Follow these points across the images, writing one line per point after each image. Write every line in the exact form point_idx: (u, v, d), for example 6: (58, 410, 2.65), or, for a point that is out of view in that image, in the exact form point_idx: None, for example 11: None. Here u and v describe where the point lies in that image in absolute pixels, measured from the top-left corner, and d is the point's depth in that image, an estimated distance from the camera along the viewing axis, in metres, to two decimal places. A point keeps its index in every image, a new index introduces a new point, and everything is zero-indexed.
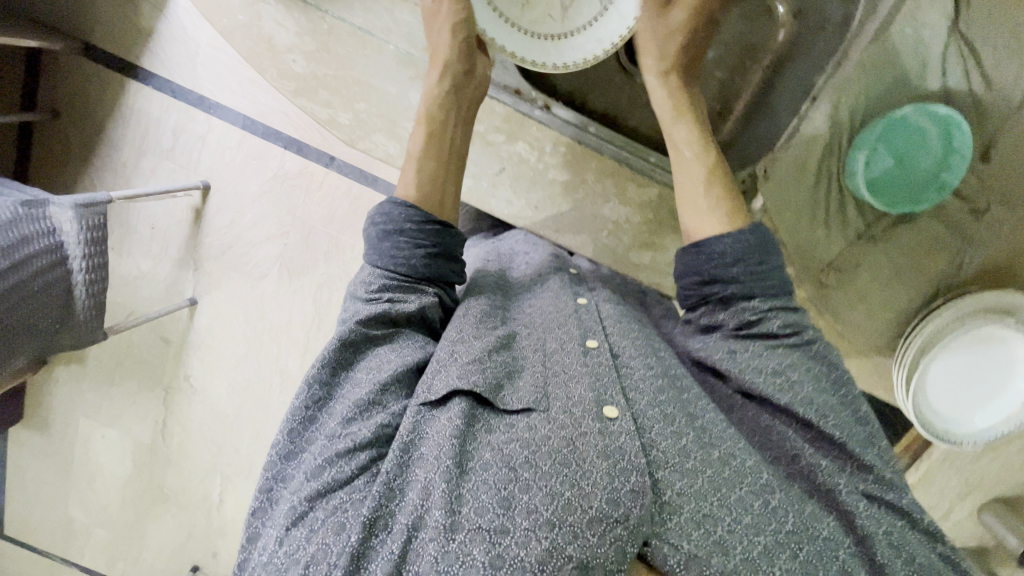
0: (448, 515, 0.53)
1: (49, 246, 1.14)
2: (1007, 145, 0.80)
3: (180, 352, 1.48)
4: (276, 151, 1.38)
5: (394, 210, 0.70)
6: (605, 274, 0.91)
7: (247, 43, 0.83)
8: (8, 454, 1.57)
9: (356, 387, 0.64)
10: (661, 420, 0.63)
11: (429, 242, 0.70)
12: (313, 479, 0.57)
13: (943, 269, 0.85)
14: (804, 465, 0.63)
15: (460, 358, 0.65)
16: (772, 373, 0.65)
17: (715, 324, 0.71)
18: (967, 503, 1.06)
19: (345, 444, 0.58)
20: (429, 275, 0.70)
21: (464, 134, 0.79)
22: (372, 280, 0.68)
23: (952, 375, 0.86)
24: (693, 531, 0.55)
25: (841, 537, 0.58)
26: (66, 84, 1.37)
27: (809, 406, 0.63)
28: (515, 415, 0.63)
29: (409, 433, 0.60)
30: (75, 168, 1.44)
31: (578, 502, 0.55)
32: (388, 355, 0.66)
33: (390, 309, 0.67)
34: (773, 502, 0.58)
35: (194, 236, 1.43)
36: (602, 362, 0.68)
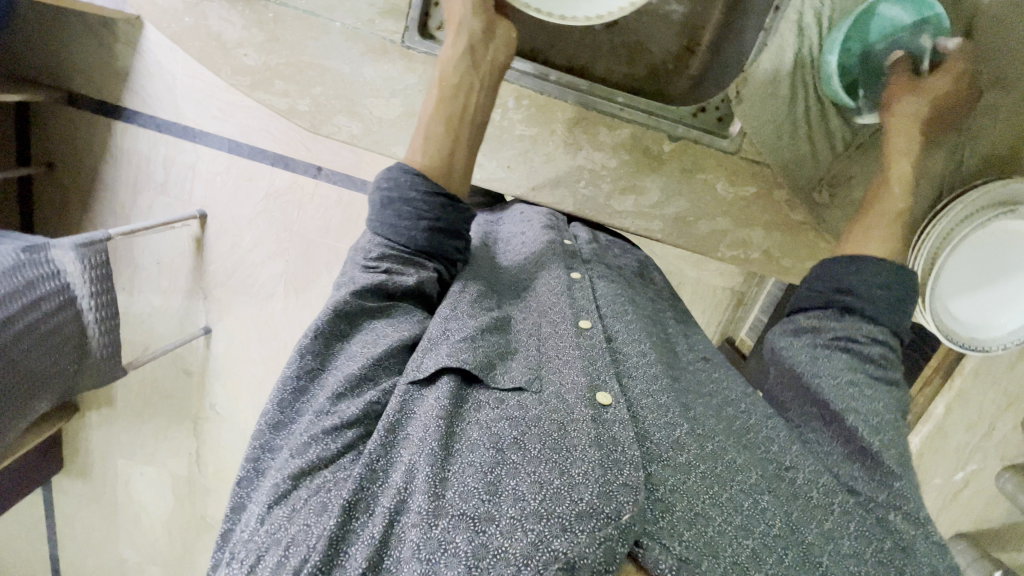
0: (431, 499, 0.48)
1: (56, 290, 1.08)
2: (988, 22, 0.75)
3: (203, 381, 1.45)
4: (265, 169, 1.30)
5: (402, 175, 0.67)
6: (600, 245, 0.86)
7: (198, 44, 0.84)
8: (57, 501, 1.58)
9: (349, 360, 0.59)
10: (656, 411, 0.59)
11: (433, 215, 0.67)
12: (298, 456, 0.51)
13: (944, 167, 0.80)
14: (798, 477, 0.57)
15: (453, 336, 0.61)
16: (847, 385, 0.63)
17: (816, 328, 0.69)
18: (1011, 417, 1.00)
19: (332, 421, 0.54)
20: (430, 249, 0.67)
21: (483, 98, 0.73)
22: (372, 249, 0.66)
23: (978, 273, 0.79)
24: (683, 532, 0.49)
25: (828, 543, 0.52)
26: (54, 134, 1.33)
27: (867, 418, 0.61)
28: (505, 393, 0.58)
29: (397, 413, 0.55)
30: (77, 216, 1.39)
31: (567, 492, 0.49)
32: (381, 330, 0.63)
33: (389, 282, 0.63)
34: (763, 502, 0.53)
35: (197, 266, 1.38)
36: (595, 344, 0.64)
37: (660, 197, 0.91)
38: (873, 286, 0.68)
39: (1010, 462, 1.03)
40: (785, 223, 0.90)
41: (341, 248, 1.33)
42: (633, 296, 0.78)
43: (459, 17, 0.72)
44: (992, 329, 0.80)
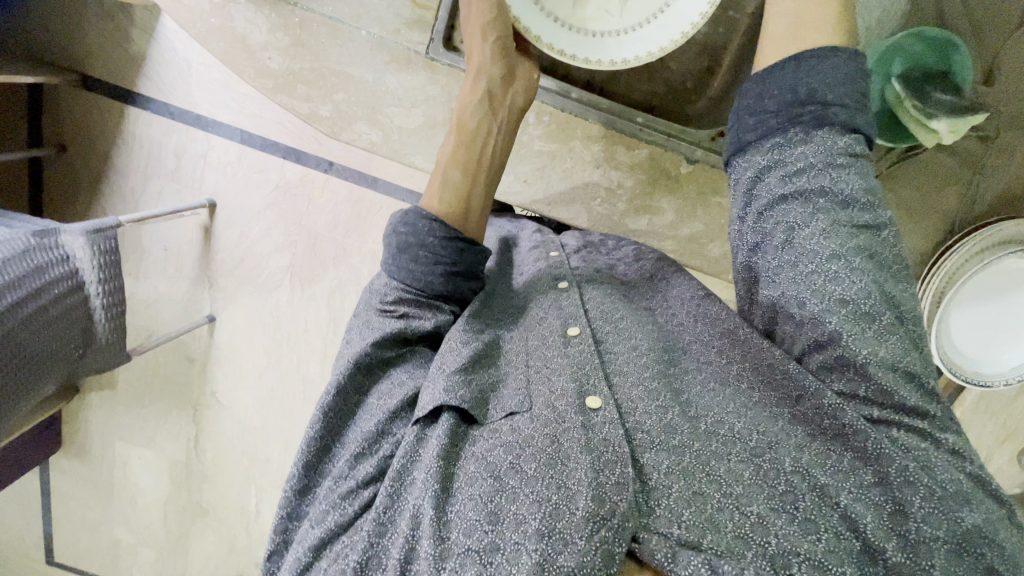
0: (436, 544, 0.50)
1: (65, 274, 1.08)
2: (1010, 63, 0.74)
3: (205, 370, 1.46)
4: (277, 162, 1.30)
5: (419, 222, 0.68)
6: (591, 245, 0.84)
7: (222, 45, 0.84)
8: (54, 480, 1.59)
9: (367, 416, 0.62)
10: (648, 398, 0.60)
11: (450, 259, 0.68)
12: (317, 525, 0.55)
13: (955, 204, 0.81)
14: (808, 410, 0.56)
15: (446, 369, 0.61)
16: (825, 255, 0.55)
17: (781, 163, 0.59)
18: (1008, 450, 1.00)
19: (348, 484, 0.57)
20: (447, 292, 0.69)
21: (501, 142, 0.75)
22: (389, 291, 0.68)
23: (983, 306, 0.80)
24: (683, 512, 0.51)
25: (844, 481, 0.51)
26: (67, 116, 1.32)
27: (850, 307, 0.53)
28: (498, 422, 0.59)
29: (403, 459, 0.57)
30: (86, 200, 1.39)
31: (565, 506, 0.50)
32: (396, 378, 0.65)
33: (405, 328, 0.65)
34: (764, 465, 0.53)
35: (205, 256, 1.38)
36: (584, 349, 0.64)
37: (675, 219, 0.92)
38: (830, 110, 0.57)
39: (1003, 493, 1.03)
40: None
41: (347, 245, 1.32)
42: (624, 291, 0.76)
43: (480, 62, 0.73)
44: (994, 363, 0.80)
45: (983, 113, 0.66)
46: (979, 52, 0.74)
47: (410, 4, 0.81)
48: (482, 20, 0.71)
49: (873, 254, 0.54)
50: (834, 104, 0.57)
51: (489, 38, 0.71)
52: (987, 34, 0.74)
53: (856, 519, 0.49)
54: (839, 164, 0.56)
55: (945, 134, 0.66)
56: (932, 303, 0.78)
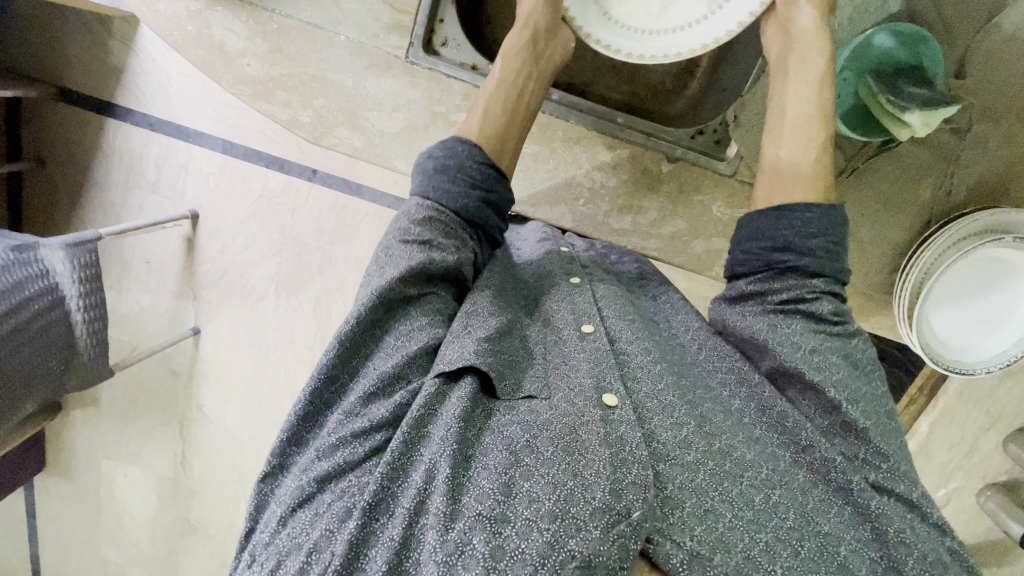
0: (448, 502, 0.49)
1: (44, 290, 1.06)
2: (980, 54, 0.75)
3: (191, 382, 1.44)
4: (259, 171, 1.28)
5: (458, 147, 0.68)
6: (598, 254, 0.83)
7: (201, 53, 0.83)
8: (39, 500, 1.56)
9: (384, 356, 0.60)
10: (662, 412, 0.60)
11: (481, 189, 0.66)
12: (325, 459, 0.54)
13: (932, 195, 0.81)
14: (814, 458, 0.59)
15: (474, 335, 0.59)
16: (811, 353, 0.61)
17: (762, 292, 0.66)
18: (992, 437, 1.00)
19: (361, 423, 0.55)
20: (472, 224, 0.66)
21: (537, 91, 0.76)
22: (418, 213, 0.65)
23: (960, 297, 0.81)
24: (694, 528, 0.51)
25: (846, 533, 0.54)
26: (45, 129, 1.31)
27: (841, 390, 0.59)
28: (516, 402, 0.58)
29: (421, 408, 0.55)
30: (65, 213, 1.37)
31: (580, 493, 0.50)
32: (417, 321, 0.62)
33: (429, 262, 0.62)
34: (774, 497, 0.55)
35: (189, 267, 1.36)
36: (599, 346, 0.64)
37: (658, 217, 0.91)
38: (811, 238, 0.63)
39: (991, 481, 1.02)
40: None
41: (333, 252, 1.30)
42: (632, 298, 0.77)
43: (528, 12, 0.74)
44: (975, 352, 0.81)
45: (957, 105, 0.64)
46: (948, 45, 0.75)
47: (388, 9, 0.82)
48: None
49: (848, 354, 0.62)
50: (812, 221, 0.64)
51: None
52: (952, 29, 0.75)
53: (852, 569, 0.52)
54: (814, 289, 0.63)
55: (917, 126, 0.65)
56: (911, 296, 0.78)
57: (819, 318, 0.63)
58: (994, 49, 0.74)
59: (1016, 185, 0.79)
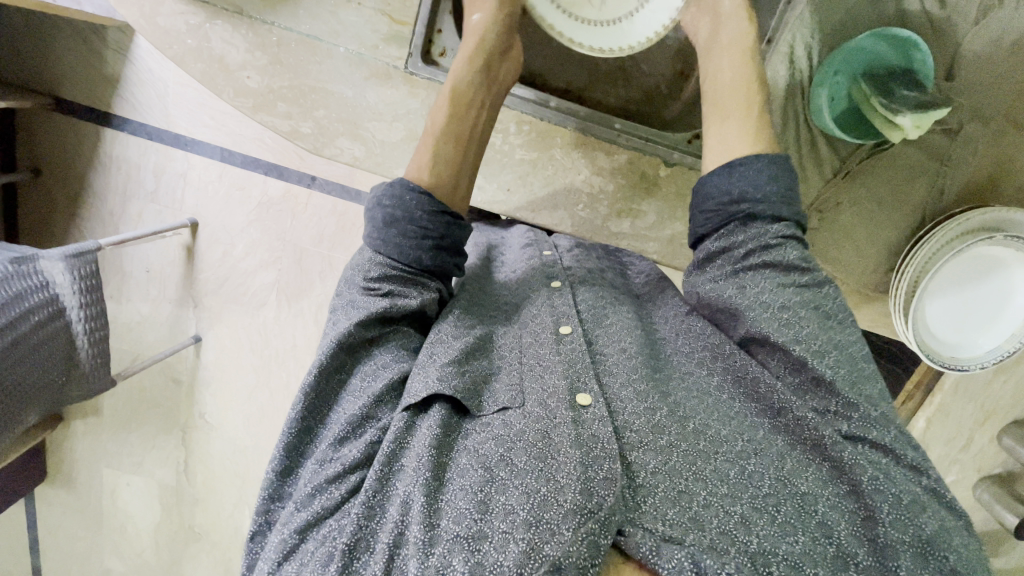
0: (426, 528, 0.48)
1: (44, 302, 1.06)
2: (972, 57, 0.75)
3: (192, 390, 1.44)
4: (258, 178, 1.28)
5: (407, 195, 0.66)
6: (583, 251, 0.83)
7: (200, 66, 0.82)
8: (42, 511, 1.56)
9: (352, 398, 0.61)
10: (635, 399, 0.59)
11: (437, 232, 0.66)
12: (302, 509, 0.53)
13: (924, 196, 0.81)
14: (790, 421, 0.57)
15: (438, 361, 0.60)
16: (779, 309, 0.58)
17: (728, 249, 0.63)
18: (987, 430, 1.02)
19: (334, 468, 0.55)
20: (433, 268, 0.67)
21: (485, 120, 0.75)
22: (373, 267, 0.65)
23: (955, 292, 0.82)
24: (667, 510, 0.50)
25: (823, 490, 0.52)
26: (43, 141, 1.31)
27: (809, 345, 0.56)
28: (491, 415, 0.58)
29: (392, 444, 0.55)
30: (63, 224, 1.37)
31: (553, 497, 0.50)
32: (380, 359, 0.63)
33: (389, 307, 0.63)
34: (749, 467, 0.54)
35: (188, 275, 1.36)
36: (575, 348, 0.63)
37: (656, 220, 0.92)
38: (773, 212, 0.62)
39: (987, 473, 1.04)
40: None
41: (333, 258, 1.31)
42: (618, 297, 0.75)
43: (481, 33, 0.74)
44: (968, 348, 0.82)
45: (947, 107, 0.65)
46: (941, 48, 0.75)
47: (387, 19, 0.82)
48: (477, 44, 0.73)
49: (819, 305, 0.59)
50: (762, 177, 0.62)
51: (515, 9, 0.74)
52: (948, 31, 0.74)
53: (831, 527, 0.50)
54: (776, 234, 0.61)
55: (909, 128, 0.65)
56: (907, 289, 0.79)
57: (785, 270, 0.60)
58: (984, 51, 0.75)
59: (1008, 184, 0.79)
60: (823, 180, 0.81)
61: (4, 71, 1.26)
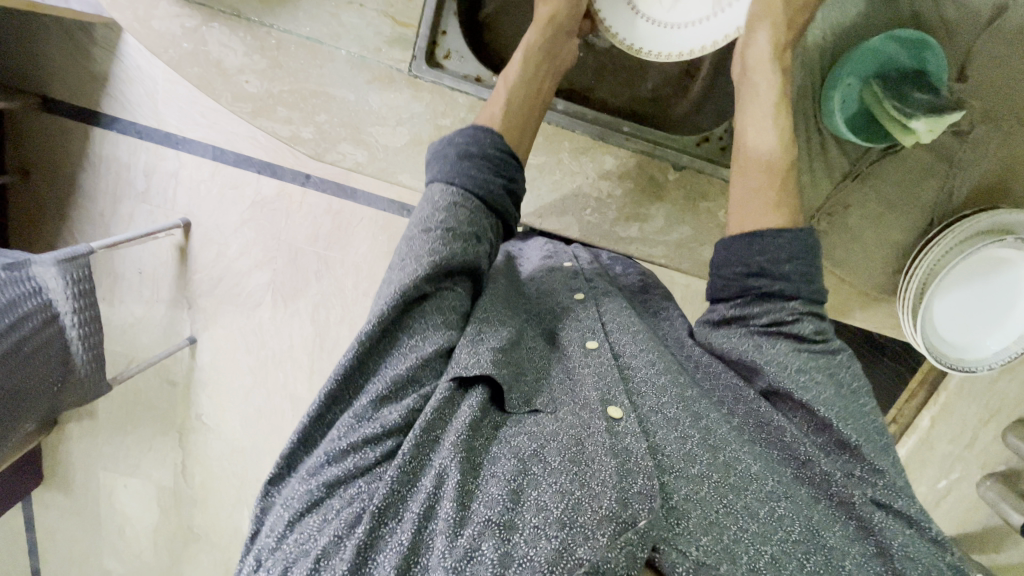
0: (458, 508, 0.48)
1: (38, 308, 1.03)
2: (984, 57, 0.74)
3: (189, 393, 1.42)
4: (251, 177, 1.26)
5: (480, 134, 0.67)
6: (601, 265, 0.81)
7: (196, 71, 0.79)
8: (37, 514, 1.54)
9: (397, 358, 0.58)
10: (667, 426, 0.57)
11: (505, 174, 0.67)
12: (335, 464, 0.52)
13: (934, 197, 0.80)
14: (814, 473, 0.57)
15: (487, 345, 0.58)
16: (797, 372, 0.58)
17: (744, 317, 0.63)
18: (991, 430, 1.02)
19: (372, 429, 0.53)
20: (495, 209, 0.66)
21: (552, 84, 0.76)
22: (442, 198, 0.63)
23: (960, 296, 0.82)
24: (701, 538, 0.49)
25: (849, 546, 0.52)
26: (30, 140, 1.27)
27: (833, 408, 0.56)
28: (521, 416, 0.57)
29: (433, 413, 0.54)
30: (53, 226, 1.33)
31: (587, 502, 0.49)
32: (430, 321, 0.59)
33: (455, 254, 0.60)
34: (779, 509, 0.52)
35: (182, 276, 1.34)
36: (604, 362, 0.61)
37: (664, 224, 0.90)
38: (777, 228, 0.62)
39: (989, 470, 1.05)
40: None
41: (329, 257, 1.29)
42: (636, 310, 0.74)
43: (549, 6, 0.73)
44: (976, 350, 0.82)
45: (961, 112, 0.65)
46: (952, 48, 0.74)
47: (390, 22, 0.80)
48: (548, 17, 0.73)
49: (835, 374, 0.59)
50: (784, 254, 0.61)
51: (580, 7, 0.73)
52: (960, 31, 0.74)
53: None
54: (794, 310, 0.60)
55: (923, 133, 0.65)
56: (914, 299, 0.79)
57: (801, 339, 0.60)
58: (996, 53, 0.74)
59: (1016, 186, 0.79)
60: (829, 184, 0.80)
61: None
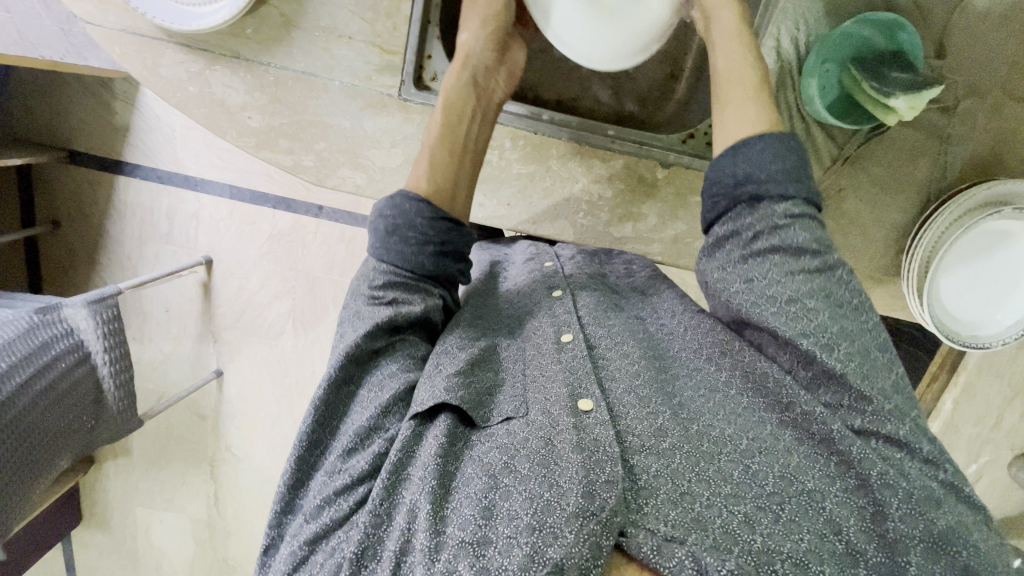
0: (431, 536, 0.48)
1: (70, 349, 1.07)
2: (962, 32, 0.75)
3: (217, 425, 1.46)
4: (267, 212, 1.31)
5: (407, 204, 0.67)
6: (586, 258, 0.81)
7: (203, 111, 0.85)
8: (79, 553, 1.59)
9: (360, 409, 0.60)
10: (638, 405, 0.57)
11: (438, 240, 0.67)
12: (313, 521, 0.53)
13: (927, 174, 0.80)
14: (796, 415, 0.55)
15: (445, 370, 0.60)
16: (786, 301, 0.56)
17: (736, 232, 0.61)
18: (1017, 407, 1.00)
19: (343, 480, 0.54)
20: (437, 273, 0.67)
21: (479, 129, 0.78)
22: (377, 275, 0.66)
23: (970, 270, 0.80)
24: (669, 512, 0.48)
25: (830, 485, 0.50)
26: (60, 193, 1.35)
27: (818, 337, 0.54)
28: (494, 427, 0.57)
29: (399, 452, 0.54)
30: (83, 271, 1.41)
31: (556, 501, 0.48)
32: (388, 369, 0.62)
33: (395, 315, 0.62)
34: (754, 466, 0.52)
35: (204, 311, 1.39)
36: (576, 355, 0.62)
37: (658, 222, 0.91)
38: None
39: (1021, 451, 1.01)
40: None
41: (344, 283, 1.33)
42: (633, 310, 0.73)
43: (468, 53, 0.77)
44: (988, 325, 0.81)
45: (939, 88, 0.66)
46: (929, 27, 0.75)
47: (378, 50, 0.84)
48: (463, 62, 0.76)
49: (831, 294, 0.56)
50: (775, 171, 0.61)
51: (481, 59, 0.77)
52: (935, 9, 0.74)
53: (841, 523, 0.48)
54: (784, 213, 0.59)
55: (904, 110, 0.66)
56: (919, 271, 0.79)
57: (795, 254, 0.58)
58: (974, 27, 0.75)
59: (1009, 157, 0.79)
60: (822, 167, 0.81)
61: (19, 129, 1.31)
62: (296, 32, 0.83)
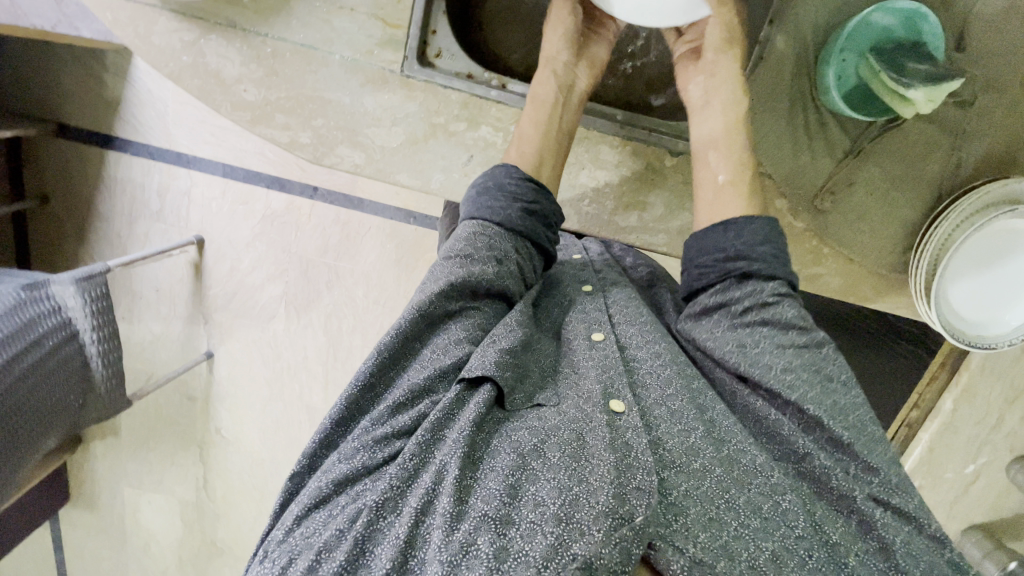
0: (455, 502, 0.46)
1: (57, 327, 1.04)
2: (983, 24, 0.73)
3: (208, 407, 1.44)
4: (262, 192, 1.27)
5: (499, 171, 0.71)
6: (613, 258, 0.80)
7: (197, 82, 0.82)
8: (66, 532, 1.57)
9: (418, 367, 0.57)
10: (670, 418, 0.55)
11: (527, 198, 0.69)
12: (344, 461, 0.51)
13: (940, 170, 0.79)
14: (813, 468, 0.53)
15: (498, 344, 0.57)
16: (782, 372, 0.55)
17: (725, 304, 0.61)
18: (1018, 409, 0.99)
19: (384, 430, 0.52)
20: (523, 231, 0.67)
21: (568, 114, 0.79)
22: (466, 230, 0.66)
23: (979, 270, 0.79)
24: (699, 533, 0.47)
25: (854, 542, 0.49)
26: (47, 166, 1.31)
27: (821, 405, 0.54)
28: (525, 412, 0.55)
29: (441, 412, 0.53)
30: (72, 247, 1.37)
31: (585, 498, 0.47)
32: (452, 333, 0.59)
33: (470, 275, 0.60)
34: (784, 504, 0.50)
35: (197, 291, 1.36)
36: (608, 353, 0.61)
37: (664, 212, 0.90)
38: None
39: (1018, 454, 1.01)
40: (789, 231, 0.85)
41: (340, 268, 1.30)
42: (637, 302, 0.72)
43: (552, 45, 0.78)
44: (996, 324, 0.80)
45: (960, 79, 0.64)
46: (949, 17, 0.73)
47: (381, 24, 0.81)
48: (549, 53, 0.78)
49: (820, 369, 0.56)
50: (756, 234, 0.62)
51: (562, 55, 0.78)
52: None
53: None
54: (774, 291, 0.59)
55: (922, 102, 0.65)
56: (927, 270, 0.78)
57: (785, 329, 0.58)
58: (995, 20, 0.73)
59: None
60: (832, 160, 0.79)
61: (5, 99, 1.27)
62: (296, 2, 0.80)
